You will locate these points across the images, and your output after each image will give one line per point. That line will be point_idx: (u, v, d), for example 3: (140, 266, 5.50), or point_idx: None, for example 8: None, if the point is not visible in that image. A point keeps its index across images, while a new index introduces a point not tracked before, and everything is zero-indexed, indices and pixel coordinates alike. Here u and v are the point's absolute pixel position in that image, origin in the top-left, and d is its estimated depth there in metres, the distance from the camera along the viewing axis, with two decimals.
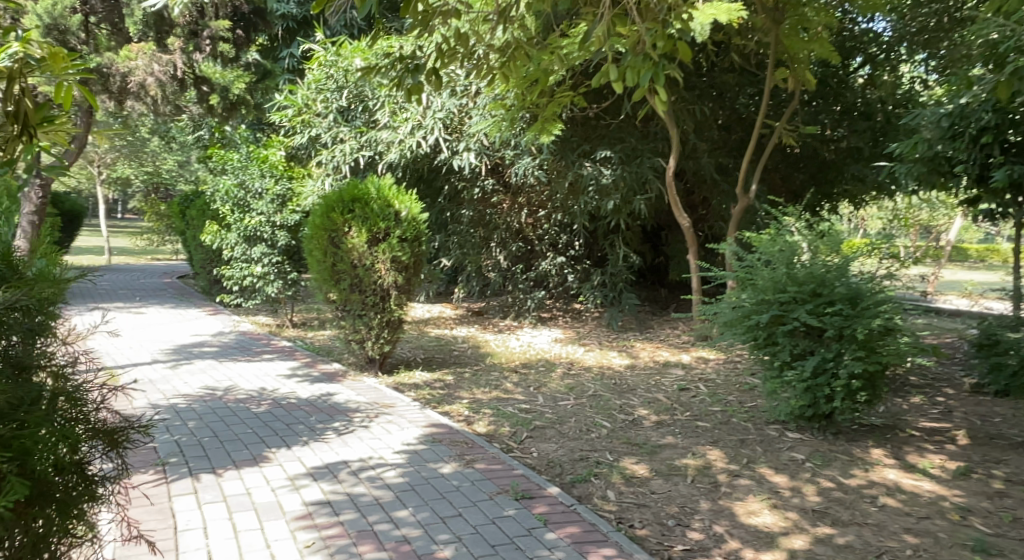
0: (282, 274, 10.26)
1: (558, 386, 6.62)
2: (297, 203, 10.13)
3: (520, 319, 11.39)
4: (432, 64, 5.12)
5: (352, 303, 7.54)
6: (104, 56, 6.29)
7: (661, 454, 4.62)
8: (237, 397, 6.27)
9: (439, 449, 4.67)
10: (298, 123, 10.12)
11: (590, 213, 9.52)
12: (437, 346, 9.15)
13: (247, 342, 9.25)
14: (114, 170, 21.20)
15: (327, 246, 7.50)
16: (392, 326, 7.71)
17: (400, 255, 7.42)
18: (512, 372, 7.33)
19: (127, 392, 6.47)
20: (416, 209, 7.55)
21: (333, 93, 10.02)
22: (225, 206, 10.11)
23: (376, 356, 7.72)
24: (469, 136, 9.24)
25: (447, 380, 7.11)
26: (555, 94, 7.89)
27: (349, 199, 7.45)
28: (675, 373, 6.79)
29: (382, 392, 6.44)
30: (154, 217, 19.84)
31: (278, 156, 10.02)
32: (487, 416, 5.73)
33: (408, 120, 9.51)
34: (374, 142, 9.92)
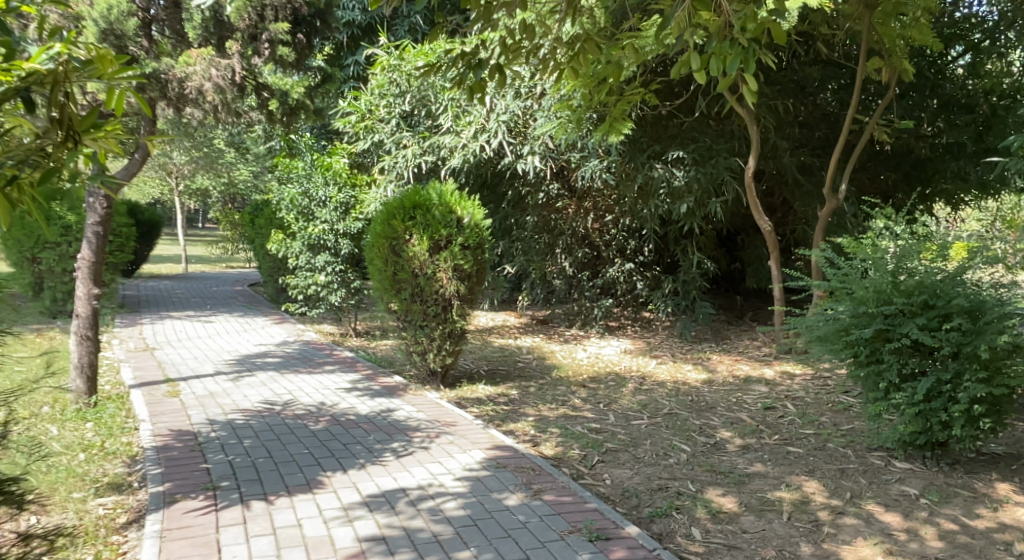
0: (345, 283, 10.12)
1: (631, 404, 6.19)
2: (359, 210, 9.94)
3: (587, 328, 10.96)
4: (497, 60, 4.81)
5: (413, 314, 7.27)
6: (163, 62, 6.13)
7: (750, 486, 4.17)
8: (295, 412, 6.05)
9: (503, 476, 4.30)
10: (360, 129, 9.97)
11: (662, 217, 9.05)
12: (502, 358, 8.80)
13: (310, 352, 9.10)
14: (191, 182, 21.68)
15: (388, 254, 7.26)
16: (454, 338, 7.38)
17: (462, 263, 7.11)
18: (581, 387, 6.92)
19: (187, 407, 6.33)
20: (479, 215, 7.25)
21: (396, 98, 9.80)
22: (290, 215, 10.02)
23: (438, 369, 7.41)
24: (534, 139, 8.89)
25: (512, 395, 6.75)
26: (624, 93, 7.48)
27: (410, 205, 7.21)
28: (759, 390, 6.28)
29: (444, 408, 6.12)
30: (228, 226, 20.17)
31: (341, 163, 9.88)
32: (555, 437, 5.35)
33: (471, 123, 9.21)
34: (437, 148, 9.67)
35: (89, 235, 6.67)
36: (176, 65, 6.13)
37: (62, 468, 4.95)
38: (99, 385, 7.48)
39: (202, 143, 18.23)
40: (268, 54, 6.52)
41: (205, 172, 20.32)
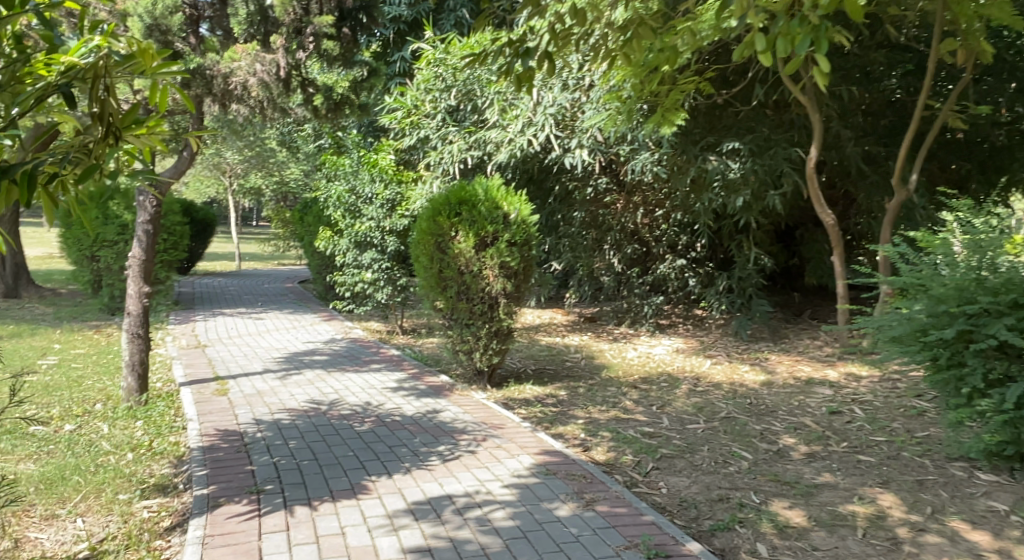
0: (392, 280, 10.04)
1: (686, 406, 5.97)
2: (406, 207, 9.82)
3: (637, 327, 10.68)
4: (545, 48, 4.62)
5: (459, 312, 7.12)
6: (209, 57, 6.04)
7: (819, 498, 3.93)
8: (341, 412, 5.93)
9: (553, 484, 4.10)
10: (406, 125, 9.86)
11: (716, 211, 8.74)
12: (549, 357, 8.59)
13: (356, 350, 9.01)
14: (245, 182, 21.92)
15: (434, 251, 7.14)
16: (501, 337, 7.20)
17: (508, 260, 6.92)
18: (633, 387, 6.70)
19: (233, 407, 6.26)
20: (526, 211, 7.06)
21: (443, 92, 9.66)
22: (337, 212, 10.00)
23: (485, 369, 7.25)
24: (582, 132, 8.65)
25: (561, 396, 6.55)
26: (677, 83, 7.20)
27: (456, 201, 7.07)
28: (823, 393, 5.99)
29: (491, 409, 5.95)
30: (280, 224, 20.36)
31: (388, 159, 9.80)
32: (606, 441, 5.16)
33: (518, 117, 9.03)
34: (483, 142, 9.49)
35: (139, 233, 6.65)
36: (221, 61, 6.05)
37: (111, 468, 4.93)
38: (150, 382, 7.50)
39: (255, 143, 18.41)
40: (313, 48, 6.41)
41: (257, 171, 20.54)
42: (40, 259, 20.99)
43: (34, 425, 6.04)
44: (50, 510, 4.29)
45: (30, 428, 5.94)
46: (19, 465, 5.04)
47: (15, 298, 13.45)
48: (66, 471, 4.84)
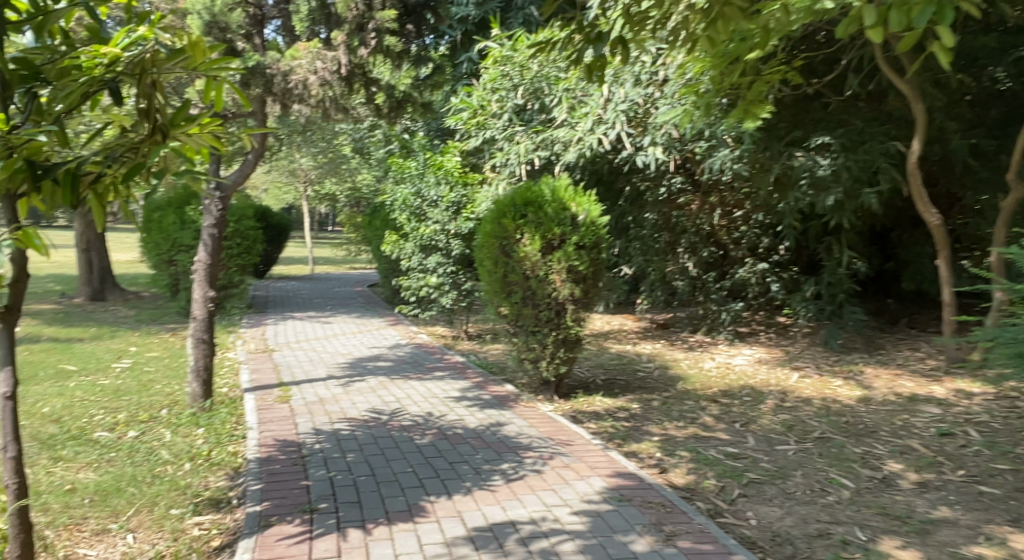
0: (457, 285, 9.80)
1: (773, 424, 5.70)
2: (471, 210, 9.54)
3: (714, 335, 10.16)
4: (619, 33, 4.25)
5: (524, 318, 6.79)
6: (270, 54, 5.80)
7: (937, 536, 3.61)
8: (402, 423, 5.49)
9: (628, 513, 3.72)
10: (472, 126, 9.57)
11: (806, 210, 8.35)
12: (620, 366, 8.17)
13: (421, 356, 8.69)
14: (322, 189, 22.06)
15: (498, 255, 6.85)
16: (569, 345, 6.83)
17: (576, 264, 6.54)
18: (712, 402, 6.35)
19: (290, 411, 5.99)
20: (596, 211, 6.64)
21: (509, 92, 9.28)
22: (403, 215, 9.87)
23: (552, 378, 6.89)
24: (656, 129, 8.27)
25: (633, 410, 6.15)
26: (761, 72, 6.98)
27: (522, 202, 6.74)
28: (931, 412, 5.61)
29: (558, 423, 5.58)
30: (353, 229, 20.52)
31: (454, 161, 9.57)
32: (685, 463, 4.82)
33: (588, 115, 8.63)
34: (550, 142, 9.11)
35: (205, 237, 6.38)
36: (282, 59, 5.80)
37: (167, 480, 4.67)
38: (216, 384, 7.27)
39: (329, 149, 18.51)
40: (375, 45, 6.11)
41: (331, 177, 20.72)
42: (126, 264, 21.62)
43: (100, 430, 5.76)
44: (102, 525, 4.10)
45: (95, 434, 5.63)
46: (78, 473, 4.80)
47: (101, 300, 13.76)
48: (123, 481, 4.63)
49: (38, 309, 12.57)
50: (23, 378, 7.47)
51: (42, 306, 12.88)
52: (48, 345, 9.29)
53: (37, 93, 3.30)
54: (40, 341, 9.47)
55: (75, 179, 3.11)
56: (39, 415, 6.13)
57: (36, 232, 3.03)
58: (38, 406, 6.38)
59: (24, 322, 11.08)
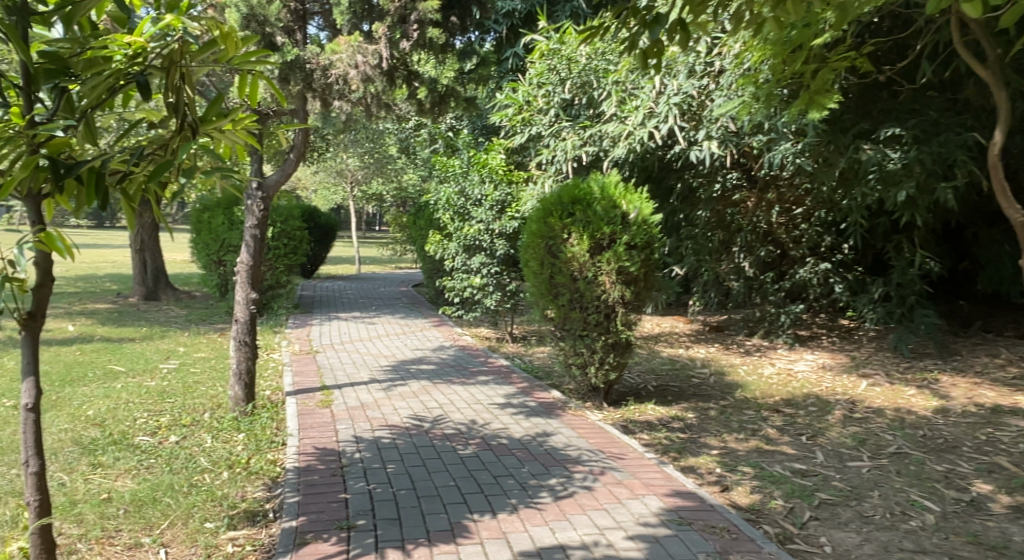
0: (501, 285, 9.56)
1: (843, 438, 5.49)
2: (516, 208, 9.27)
3: (773, 338, 10.15)
4: (679, 15, 3.97)
5: (572, 322, 6.49)
6: (310, 48, 5.60)
7: None
8: (444, 431, 5.18)
9: (690, 540, 3.46)
10: (518, 122, 9.27)
11: (873, 205, 8.35)
12: (672, 371, 7.85)
13: (464, 359, 8.36)
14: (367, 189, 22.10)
15: (544, 255, 6.57)
16: (619, 350, 6.50)
17: (627, 265, 6.20)
18: (774, 412, 6.12)
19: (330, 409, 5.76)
20: (648, 209, 6.30)
21: (556, 86, 8.92)
22: (446, 214, 9.69)
23: (601, 386, 6.56)
24: (710, 123, 8.18)
25: (689, 420, 5.90)
26: (827, 60, 6.89)
27: (569, 200, 6.44)
28: (1015, 426, 5.59)
29: (608, 433, 5.27)
30: (398, 229, 20.58)
31: (498, 159, 9.30)
32: (748, 479, 4.56)
33: (639, 108, 8.34)
34: (599, 137, 8.79)
35: (247, 238, 6.08)
36: (323, 53, 5.59)
37: (205, 490, 4.27)
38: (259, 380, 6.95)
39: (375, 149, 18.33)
40: (417, 37, 5.79)
41: (377, 177, 20.72)
42: (177, 264, 21.86)
43: (142, 435, 5.25)
44: (135, 538, 3.78)
45: (135, 439, 5.12)
46: (115, 481, 4.40)
47: (155, 300, 13.87)
48: (160, 490, 4.24)
49: (93, 308, 12.61)
50: (72, 379, 7.05)
51: (98, 306, 12.94)
52: (100, 344, 9.11)
53: (65, 89, 3.12)
54: (93, 341, 9.37)
55: (100, 180, 2.89)
56: (83, 418, 5.61)
57: (59, 234, 2.82)
58: (83, 408, 5.88)
59: (78, 321, 11.09)
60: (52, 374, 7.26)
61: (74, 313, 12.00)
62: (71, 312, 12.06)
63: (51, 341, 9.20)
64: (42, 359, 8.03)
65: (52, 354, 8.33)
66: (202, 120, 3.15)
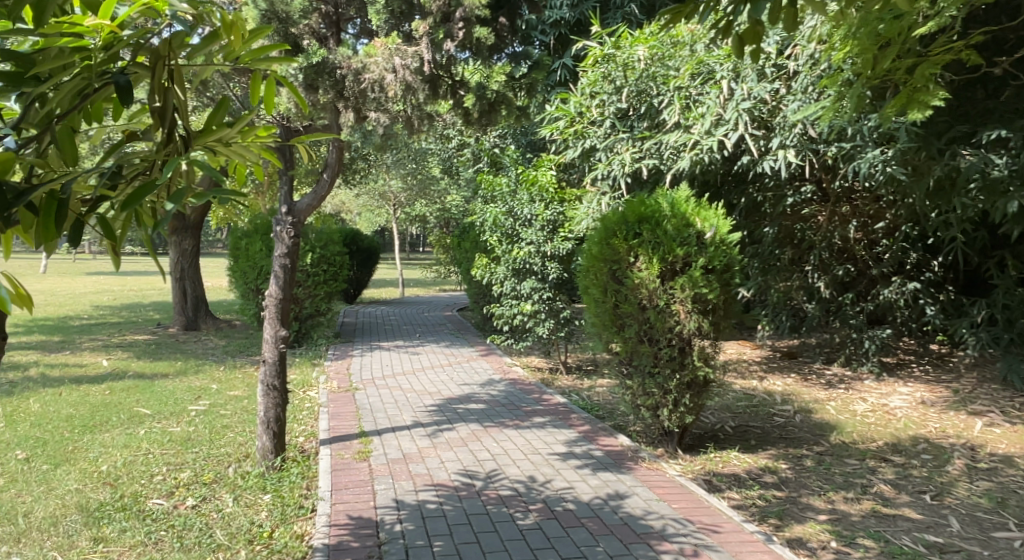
0: (554, 312, 8.82)
1: (974, 497, 4.64)
2: (569, 228, 8.53)
3: (857, 366, 9.32)
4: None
5: (641, 357, 5.71)
6: (340, 50, 4.96)
7: None
8: (499, 493, 4.44)
9: None
10: (570, 136, 8.52)
11: (976, 218, 7.50)
12: (751, 409, 7.05)
13: (517, 394, 7.61)
14: (412, 212, 21.54)
15: (607, 281, 5.83)
16: (696, 390, 5.68)
17: (705, 291, 5.42)
18: (883, 463, 5.31)
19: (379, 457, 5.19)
20: (726, 228, 5.53)
21: (611, 96, 8.22)
22: (493, 237, 9.04)
23: (675, 429, 5.75)
24: (785, 130, 7.48)
25: (784, 475, 5.13)
26: (923, 55, 6.07)
27: (634, 219, 5.71)
28: None
29: (692, 495, 4.48)
30: (443, 251, 19.99)
31: (548, 176, 8.59)
32: (873, 556, 3.74)
33: (705, 115, 7.56)
34: (660, 148, 8.02)
35: (277, 268, 5.43)
36: (355, 56, 4.94)
37: None
38: (294, 424, 6.29)
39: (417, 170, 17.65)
40: (462, 37, 5.09)
41: (421, 200, 20.20)
42: (219, 291, 21.50)
43: (156, 497, 4.61)
44: None
45: (148, 503, 4.48)
46: None
47: (195, 330, 13.41)
48: None
49: (132, 340, 12.17)
50: (94, 424, 6.45)
51: (137, 337, 12.51)
52: (132, 382, 8.55)
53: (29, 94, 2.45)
54: (125, 377, 8.83)
55: (62, 209, 2.23)
56: (94, 475, 4.97)
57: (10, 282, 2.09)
58: (98, 463, 5.24)
59: (114, 355, 10.63)
60: (74, 419, 6.66)
61: (112, 346, 11.55)
62: (109, 345, 11.62)
63: (81, 378, 8.68)
64: (67, 400, 7.46)
65: (79, 393, 7.78)
66: (200, 133, 2.51)
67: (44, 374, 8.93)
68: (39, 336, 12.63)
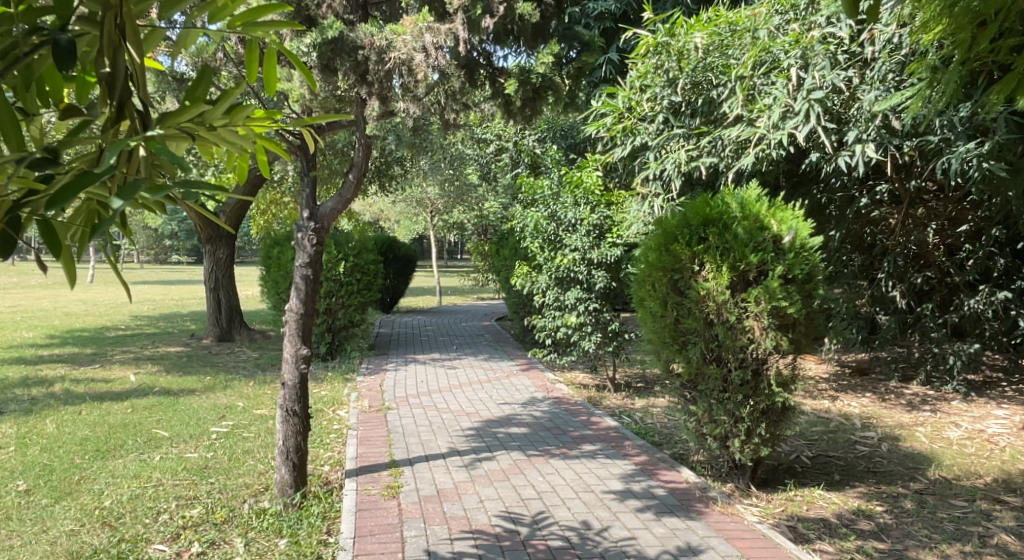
0: (601, 325, 8.14)
1: None
2: (617, 234, 7.82)
3: (940, 386, 8.66)
4: None
5: (707, 380, 5.05)
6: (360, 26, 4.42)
7: None
8: (548, 545, 3.83)
9: None
10: (618, 134, 7.79)
11: None
12: (829, 437, 6.49)
13: (564, 415, 6.98)
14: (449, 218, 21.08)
15: (667, 292, 5.13)
16: (772, 419, 5.01)
17: (785, 305, 4.72)
18: (995, 504, 4.83)
19: (432, 481, 4.80)
20: (807, 230, 4.82)
21: (665, 88, 7.53)
22: (535, 243, 8.42)
23: (748, 463, 5.09)
24: (863, 123, 6.76)
25: (883, 520, 4.60)
26: None
27: (698, 222, 5.04)
28: None
29: (779, 551, 3.86)
30: (482, 259, 19.53)
31: (594, 177, 7.93)
32: None
33: (772, 106, 6.77)
34: (719, 144, 7.28)
35: (296, 279, 4.84)
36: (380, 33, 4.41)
37: None
38: (320, 451, 5.73)
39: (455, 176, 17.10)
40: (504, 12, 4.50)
41: (458, 206, 19.74)
42: (252, 300, 21.14)
43: (159, 542, 4.06)
44: None
45: (148, 551, 3.93)
46: None
47: (229, 341, 13.02)
48: None
49: (164, 352, 11.79)
50: (107, 448, 5.93)
51: (169, 349, 12.12)
52: (155, 398, 8.06)
53: None
54: (150, 393, 8.37)
55: None
56: (94, 513, 4.43)
57: None
58: (101, 497, 4.70)
59: (143, 368, 10.22)
60: (87, 442, 6.14)
61: (143, 358, 11.17)
62: (140, 357, 11.24)
63: (105, 395, 8.24)
64: (85, 420, 6.97)
65: (99, 412, 7.30)
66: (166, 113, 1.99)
67: (68, 391, 8.50)
68: (71, 348, 12.31)
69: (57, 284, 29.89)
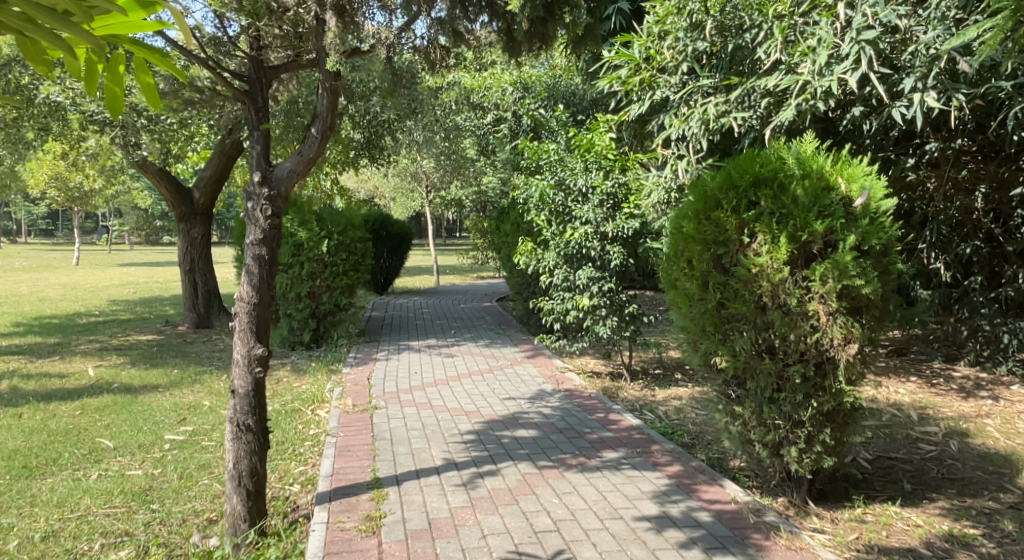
0: (617, 307, 7.20)
1: None
2: (634, 203, 6.85)
3: (992, 367, 7.85)
4: None
5: (758, 378, 4.11)
6: None
7: None
8: None
9: None
10: (635, 87, 6.80)
11: None
12: (888, 435, 5.58)
13: (578, 411, 6.05)
14: (445, 194, 19.97)
15: (708, 271, 4.17)
16: (838, 423, 4.09)
17: (859, 284, 3.78)
18: None
19: (420, 510, 3.86)
20: (883, 191, 3.88)
21: (689, 32, 6.51)
22: (540, 215, 7.40)
23: (807, 475, 4.18)
24: (921, 68, 5.77)
25: (981, 547, 3.71)
26: None
27: (747, 183, 4.07)
28: None
29: None
30: (481, 236, 18.49)
31: (607, 139, 6.92)
32: None
33: (817, 49, 5.76)
34: (751, 97, 6.28)
35: (247, 260, 3.82)
36: None
37: None
38: (290, 465, 4.81)
39: (450, 148, 16.02)
40: None
41: (455, 180, 18.68)
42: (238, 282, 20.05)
43: None
44: None
45: None
46: None
47: (207, 328, 12.05)
48: None
49: (134, 341, 10.82)
50: (37, 464, 4.99)
51: (141, 338, 11.15)
52: (111, 397, 7.10)
53: None
54: (107, 391, 7.40)
55: None
56: None
57: None
58: (7, 537, 3.76)
59: (108, 361, 9.27)
60: (16, 456, 5.18)
61: (109, 349, 10.20)
62: (106, 348, 10.27)
63: (55, 394, 7.28)
64: (22, 426, 6.01)
65: (41, 416, 6.35)
66: None
67: (15, 389, 7.55)
68: (34, 338, 11.32)
69: (43, 268, 28.82)
